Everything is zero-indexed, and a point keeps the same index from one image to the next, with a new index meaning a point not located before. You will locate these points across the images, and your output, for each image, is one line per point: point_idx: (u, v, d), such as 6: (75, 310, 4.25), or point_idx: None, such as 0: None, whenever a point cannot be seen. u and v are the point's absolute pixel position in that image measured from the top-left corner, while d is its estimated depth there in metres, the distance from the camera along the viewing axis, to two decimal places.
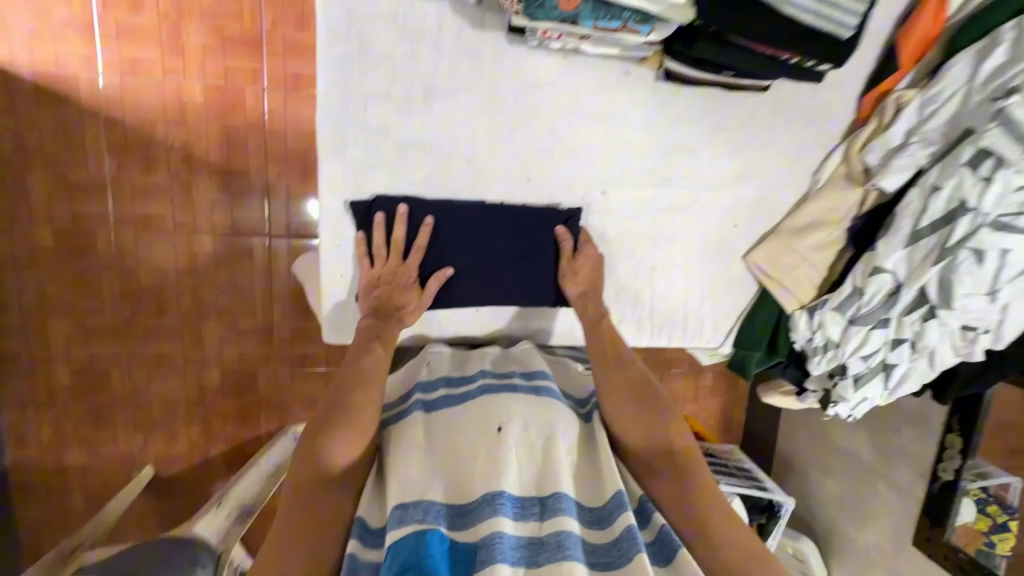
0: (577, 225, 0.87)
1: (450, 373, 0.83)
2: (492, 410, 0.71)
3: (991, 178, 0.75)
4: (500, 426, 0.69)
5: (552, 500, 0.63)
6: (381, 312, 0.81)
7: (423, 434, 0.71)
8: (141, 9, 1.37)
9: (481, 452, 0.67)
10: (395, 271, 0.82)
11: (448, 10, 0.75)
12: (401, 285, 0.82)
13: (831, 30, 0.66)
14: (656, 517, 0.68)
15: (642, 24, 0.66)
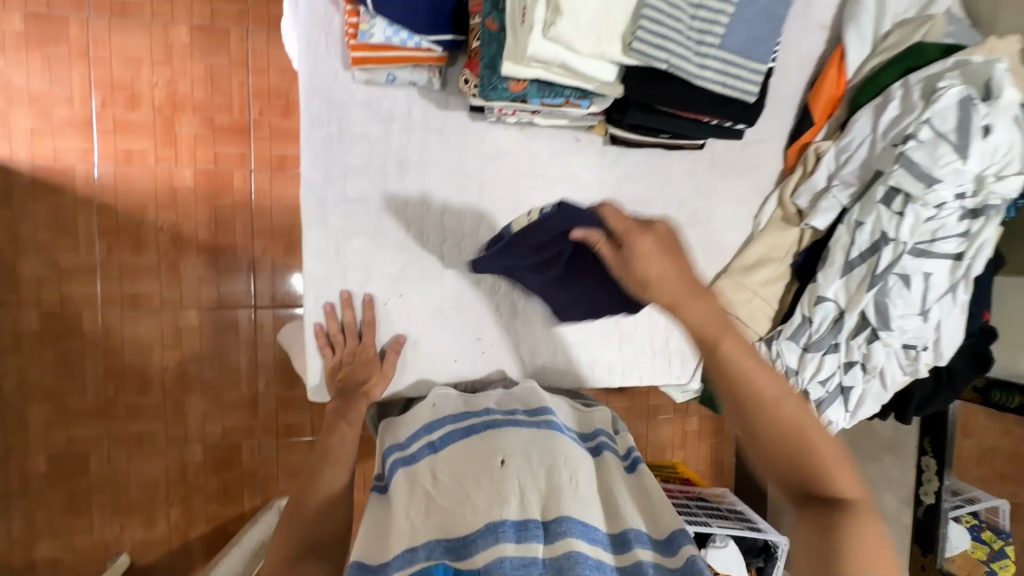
0: (584, 218, 0.64)
1: (456, 413, 0.84)
2: (496, 447, 0.73)
3: (903, 213, 0.85)
4: (504, 459, 0.71)
5: (556, 524, 0.62)
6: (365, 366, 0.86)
7: (431, 474, 0.72)
8: (137, 106, 1.49)
9: (489, 486, 0.68)
10: (355, 350, 0.87)
11: (417, 96, 0.86)
12: (363, 363, 0.87)
13: (740, 96, 0.73)
14: (686, 548, 0.63)
15: (582, 99, 0.76)
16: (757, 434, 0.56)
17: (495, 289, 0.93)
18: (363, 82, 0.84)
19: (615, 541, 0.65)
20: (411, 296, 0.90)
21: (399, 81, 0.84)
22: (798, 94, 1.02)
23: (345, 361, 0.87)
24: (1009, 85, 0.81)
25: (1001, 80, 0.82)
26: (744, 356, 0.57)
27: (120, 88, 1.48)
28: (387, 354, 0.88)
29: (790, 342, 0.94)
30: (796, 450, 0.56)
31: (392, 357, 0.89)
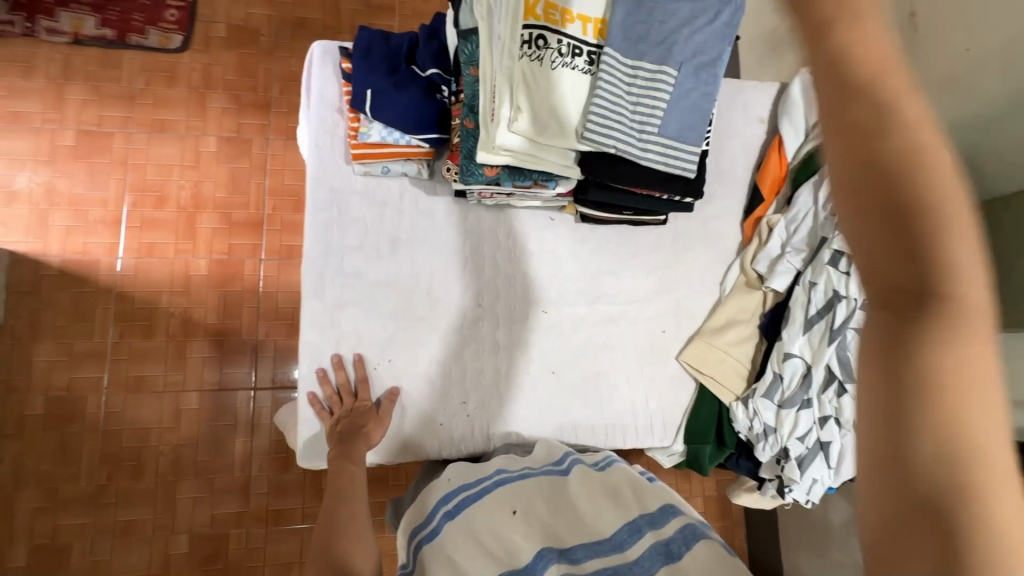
0: None
1: (469, 477, 0.86)
2: (504, 502, 0.81)
3: (849, 272, 0.93)
4: (514, 509, 0.80)
5: (571, 549, 0.73)
6: (363, 422, 0.89)
7: (451, 539, 0.76)
8: (164, 206, 1.66)
9: (510, 536, 0.76)
10: (352, 407, 0.90)
11: (408, 183, 1.00)
12: (360, 416, 0.90)
13: (682, 172, 0.84)
14: (677, 520, 0.75)
15: (548, 181, 0.88)
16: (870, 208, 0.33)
17: (479, 353, 0.99)
18: (362, 174, 0.97)
19: (628, 528, 0.75)
20: (399, 361, 0.96)
21: (393, 172, 0.98)
22: (747, 175, 1.16)
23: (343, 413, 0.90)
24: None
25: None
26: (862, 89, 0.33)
27: (150, 190, 1.66)
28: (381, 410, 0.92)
29: (765, 400, 0.97)
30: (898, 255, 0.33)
31: (386, 415, 0.92)
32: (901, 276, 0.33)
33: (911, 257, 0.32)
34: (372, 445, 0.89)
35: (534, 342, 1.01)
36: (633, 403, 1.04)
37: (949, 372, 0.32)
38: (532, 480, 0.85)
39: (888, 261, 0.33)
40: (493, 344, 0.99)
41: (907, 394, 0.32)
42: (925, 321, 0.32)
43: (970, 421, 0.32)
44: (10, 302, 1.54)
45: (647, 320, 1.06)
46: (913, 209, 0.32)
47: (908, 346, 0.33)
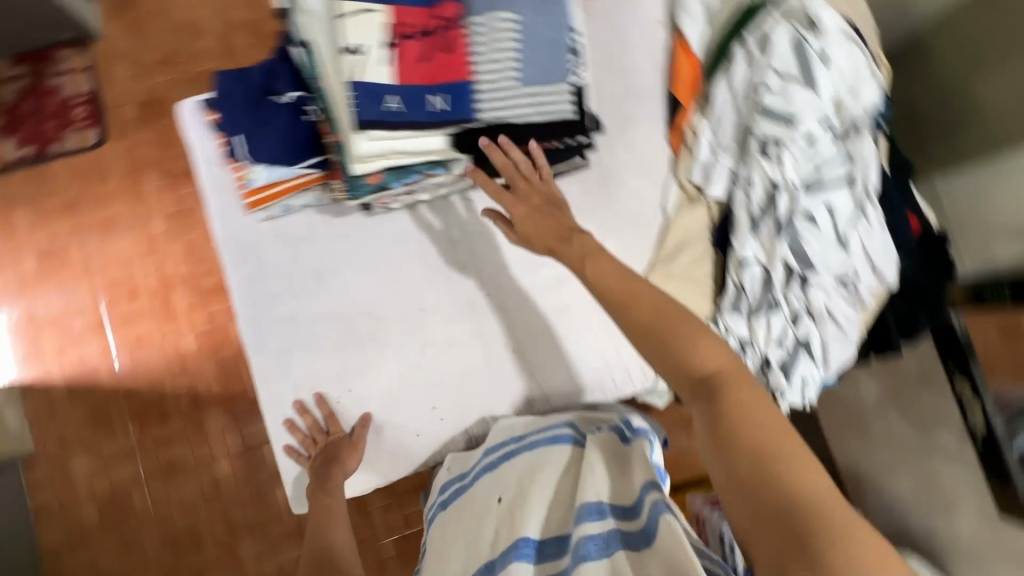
0: None
1: (464, 466, 0.95)
2: (494, 488, 0.87)
3: (781, 156, 0.86)
4: (502, 497, 0.85)
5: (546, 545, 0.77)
6: (337, 452, 0.92)
7: (449, 526, 0.88)
8: (137, 297, 1.71)
9: (494, 525, 0.82)
10: (326, 443, 0.93)
11: (314, 213, 0.97)
12: (335, 453, 0.91)
13: (560, 115, 0.76)
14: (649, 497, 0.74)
15: (436, 168, 0.84)
16: (667, 344, 0.71)
17: (436, 356, 0.97)
18: (265, 219, 0.96)
19: (591, 509, 0.77)
20: (359, 388, 0.96)
21: (294, 207, 0.96)
22: (660, 83, 1.07)
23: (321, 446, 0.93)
24: (824, 12, 0.86)
25: (815, 11, 0.86)
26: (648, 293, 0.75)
27: (121, 287, 1.71)
28: (358, 437, 0.93)
29: (734, 314, 0.92)
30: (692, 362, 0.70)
31: (361, 441, 0.94)
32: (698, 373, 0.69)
33: (695, 363, 0.70)
34: (348, 471, 0.92)
35: (486, 326, 0.99)
36: (606, 355, 1.00)
37: (734, 409, 0.66)
38: (521, 461, 0.88)
39: (690, 367, 0.70)
40: (447, 342, 0.98)
41: (721, 430, 0.66)
42: (714, 390, 0.68)
43: (759, 431, 0.65)
44: (35, 430, 1.64)
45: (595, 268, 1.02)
46: (686, 344, 0.71)
47: (711, 408, 0.67)
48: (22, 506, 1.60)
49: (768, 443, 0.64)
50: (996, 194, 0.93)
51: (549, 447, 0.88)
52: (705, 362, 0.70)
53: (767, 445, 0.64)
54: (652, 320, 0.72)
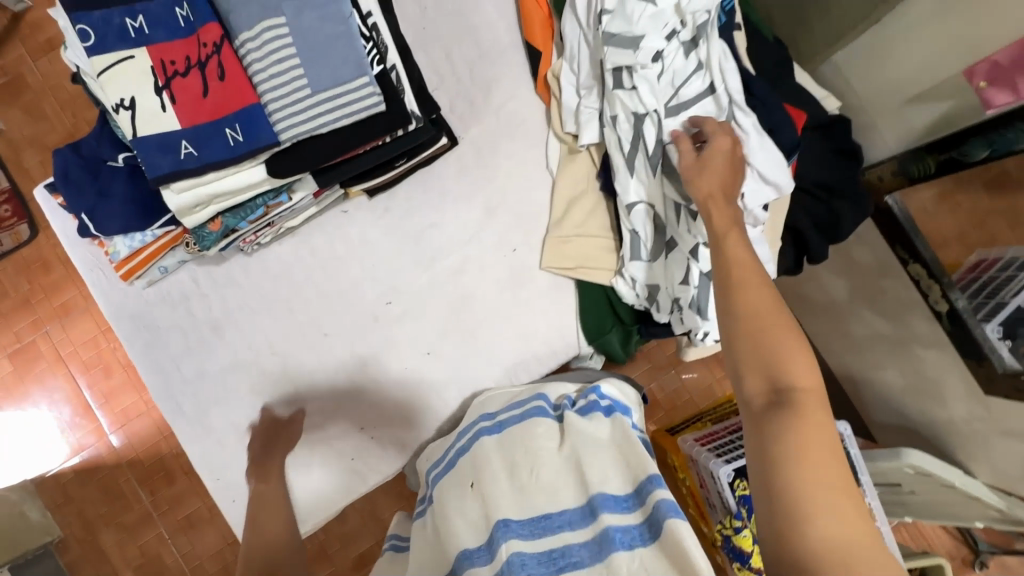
0: None
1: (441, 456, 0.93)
2: (465, 472, 0.84)
3: (636, 85, 0.78)
4: (473, 483, 0.82)
5: (519, 525, 0.75)
6: (277, 436, 0.92)
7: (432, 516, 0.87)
8: (113, 373, 1.77)
9: (469, 514, 0.80)
10: (269, 424, 0.93)
11: (194, 267, 0.95)
12: (277, 428, 0.92)
13: (366, 112, 0.69)
14: (657, 493, 0.71)
15: (279, 196, 0.80)
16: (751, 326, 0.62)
17: (352, 377, 0.96)
18: (147, 286, 0.94)
19: (579, 512, 0.76)
20: (286, 428, 0.95)
21: (171, 266, 0.93)
22: (514, 35, 0.98)
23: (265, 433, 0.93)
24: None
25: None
26: (735, 274, 0.65)
27: (95, 367, 1.77)
28: (293, 423, 0.93)
29: (635, 261, 0.87)
30: (773, 360, 0.60)
31: (298, 425, 0.93)
32: (776, 374, 0.59)
33: (781, 364, 0.59)
34: (286, 449, 0.92)
35: (396, 336, 0.96)
36: (523, 335, 0.97)
37: (802, 424, 0.56)
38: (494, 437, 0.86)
39: (768, 362, 0.60)
40: (359, 361, 0.96)
41: (786, 452, 0.55)
42: (786, 398, 0.58)
43: (821, 457, 0.54)
44: (56, 517, 1.73)
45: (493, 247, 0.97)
46: (770, 339, 0.61)
47: (781, 419, 0.56)
48: None
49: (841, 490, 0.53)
50: (895, 57, 0.84)
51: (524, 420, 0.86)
52: (790, 368, 0.59)
53: (828, 476, 0.53)
54: (732, 298, 0.64)
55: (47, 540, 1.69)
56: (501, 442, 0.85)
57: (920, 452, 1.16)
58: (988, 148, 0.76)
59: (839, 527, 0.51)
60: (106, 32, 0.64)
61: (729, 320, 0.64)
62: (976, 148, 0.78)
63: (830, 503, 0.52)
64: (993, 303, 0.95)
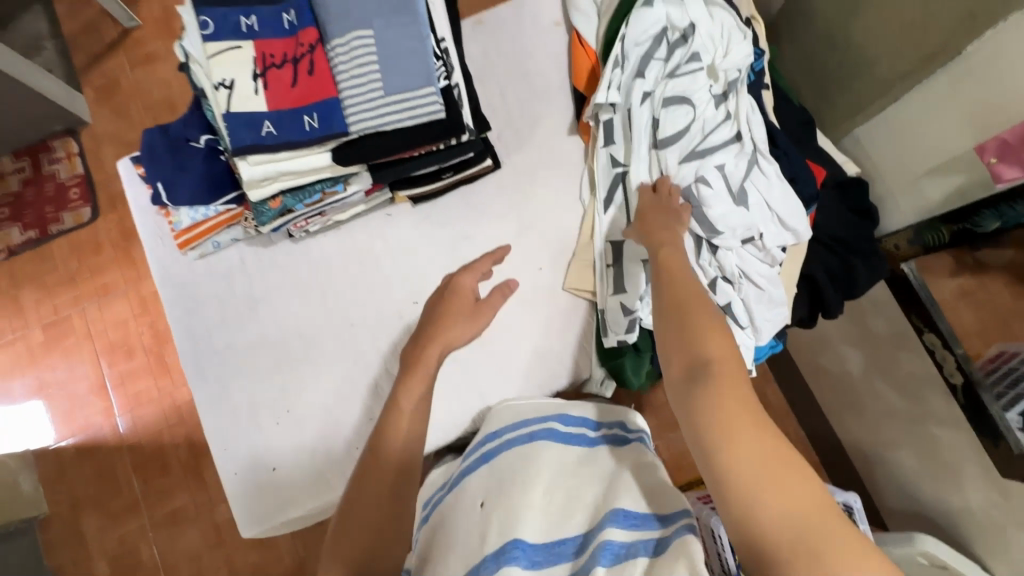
0: None
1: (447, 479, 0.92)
2: (472, 494, 0.82)
3: (668, 128, 0.86)
4: (482, 501, 0.80)
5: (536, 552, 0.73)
6: (455, 298, 0.93)
7: (430, 539, 0.83)
8: (134, 356, 1.82)
9: (470, 529, 0.77)
10: (453, 286, 0.94)
11: (244, 246, 1.02)
12: (462, 295, 0.93)
13: (426, 116, 0.78)
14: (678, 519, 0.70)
15: (336, 185, 0.88)
16: (679, 320, 0.69)
17: (372, 368, 0.99)
18: (199, 258, 1.02)
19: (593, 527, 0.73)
20: (298, 409, 0.97)
21: (224, 242, 1.01)
22: (564, 80, 1.10)
23: (440, 293, 0.94)
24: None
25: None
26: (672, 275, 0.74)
27: (118, 347, 1.83)
28: (487, 301, 0.95)
29: None
30: (693, 344, 0.66)
31: (488, 304, 0.94)
32: (697, 354, 0.66)
33: (697, 346, 0.66)
34: (457, 325, 0.90)
35: None
36: (539, 350, 1.00)
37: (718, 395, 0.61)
38: (498, 461, 0.85)
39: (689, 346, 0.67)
40: (380, 353, 1.00)
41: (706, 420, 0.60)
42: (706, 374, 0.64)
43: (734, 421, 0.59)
44: (48, 493, 1.74)
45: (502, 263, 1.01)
46: (694, 327, 0.68)
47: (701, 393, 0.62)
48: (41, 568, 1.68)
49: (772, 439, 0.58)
50: (910, 135, 0.90)
51: (540, 439, 0.86)
52: (707, 346, 0.66)
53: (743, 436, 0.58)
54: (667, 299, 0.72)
55: (34, 514, 1.69)
56: (510, 457, 0.84)
57: (934, 538, 1.11)
58: (999, 220, 0.81)
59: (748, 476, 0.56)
60: (221, 25, 0.76)
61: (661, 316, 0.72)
62: (987, 220, 0.83)
63: (759, 459, 0.56)
64: (1011, 394, 0.92)
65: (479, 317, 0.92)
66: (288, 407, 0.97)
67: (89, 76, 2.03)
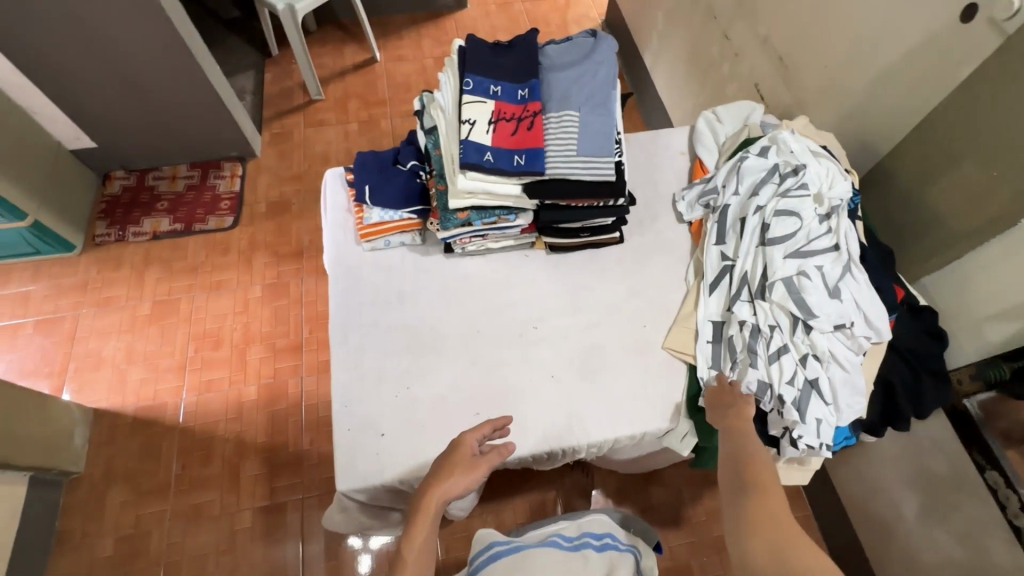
0: None
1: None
2: None
3: (778, 232, 1.08)
4: None
5: None
6: (447, 463, 0.94)
7: None
8: (221, 347, 1.97)
9: None
10: (446, 455, 0.96)
11: (406, 250, 1.25)
12: (461, 456, 0.95)
13: (601, 175, 1.05)
14: None
15: (509, 214, 1.12)
16: (734, 439, 0.96)
17: (486, 370, 1.13)
18: (369, 249, 1.24)
19: None
20: (417, 388, 1.09)
21: (393, 243, 1.24)
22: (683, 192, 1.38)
23: (444, 450, 0.97)
24: (793, 142, 1.17)
25: (786, 142, 1.17)
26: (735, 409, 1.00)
27: (209, 336, 1.99)
28: (480, 462, 0.95)
29: (753, 354, 1.04)
30: (743, 454, 0.93)
31: (483, 463, 0.95)
32: (743, 460, 0.93)
33: (742, 455, 0.93)
34: (453, 489, 0.92)
35: (531, 353, 1.15)
36: (632, 393, 1.12)
37: (753, 489, 0.89)
38: (505, 560, 1.03)
39: (739, 454, 0.94)
40: (496, 359, 1.14)
41: (740, 506, 0.88)
42: (746, 475, 0.91)
43: (761, 509, 0.86)
44: (90, 454, 1.77)
45: (504, 432, 1.03)
46: (744, 443, 0.95)
47: (743, 486, 0.90)
48: (51, 528, 1.65)
49: (787, 532, 0.83)
50: (976, 284, 1.10)
51: (539, 546, 1.06)
52: (754, 457, 0.92)
53: (765, 519, 0.85)
54: (731, 423, 0.99)
55: (71, 470, 1.71)
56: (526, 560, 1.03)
57: None
58: None
59: (764, 543, 0.83)
60: (477, 86, 1.07)
61: (726, 431, 0.99)
62: None
63: (772, 544, 0.83)
64: None
65: (475, 471, 0.93)
66: (408, 385, 1.10)
67: (270, 124, 2.51)
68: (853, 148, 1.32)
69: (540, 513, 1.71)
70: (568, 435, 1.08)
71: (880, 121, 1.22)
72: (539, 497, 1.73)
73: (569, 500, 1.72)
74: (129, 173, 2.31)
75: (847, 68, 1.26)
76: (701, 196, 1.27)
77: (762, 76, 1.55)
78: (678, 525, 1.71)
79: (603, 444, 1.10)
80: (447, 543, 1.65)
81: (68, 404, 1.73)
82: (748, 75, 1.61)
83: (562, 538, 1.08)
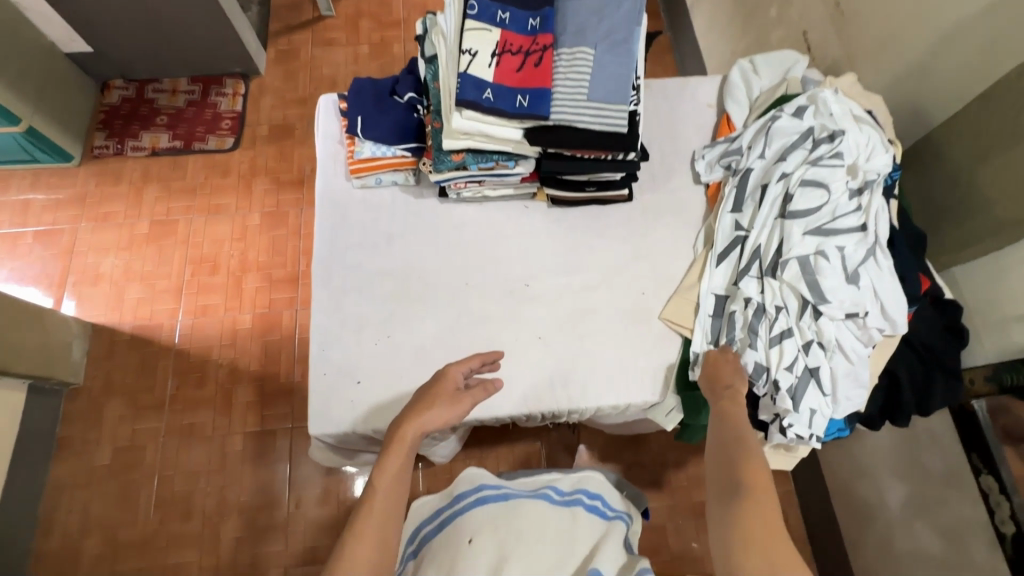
0: None
1: (440, 506, 1.08)
2: (463, 528, 1.01)
3: (801, 205, 0.98)
4: (471, 538, 0.99)
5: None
6: (434, 389, 0.92)
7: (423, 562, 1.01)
8: (218, 273, 1.95)
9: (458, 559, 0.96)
10: (436, 381, 0.93)
11: (398, 190, 1.17)
12: (449, 383, 0.93)
13: (611, 126, 0.95)
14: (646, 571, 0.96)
15: (508, 160, 1.03)
16: (728, 433, 0.88)
17: (471, 324, 1.08)
18: (359, 186, 1.17)
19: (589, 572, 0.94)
20: (398, 337, 1.06)
21: (385, 182, 1.16)
22: None
23: (430, 379, 0.94)
24: (834, 103, 1.03)
25: (826, 103, 1.04)
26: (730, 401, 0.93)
27: (206, 261, 1.97)
28: (465, 394, 0.93)
29: (753, 335, 0.98)
30: (738, 450, 0.85)
31: (467, 397, 0.93)
32: (737, 457, 0.84)
33: (737, 457, 0.84)
34: (434, 417, 0.89)
35: (519, 311, 1.10)
36: (621, 362, 1.08)
37: (748, 487, 0.81)
38: (490, 506, 1.03)
39: (733, 449, 0.86)
40: (482, 315, 1.09)
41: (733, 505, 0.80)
42: (741, 473, 0.82)
43: (755, 512, 0.78)
44: (89, 367, 1.81)
45: (495, 365, 1.03)
46: (739, 439, 0.86)
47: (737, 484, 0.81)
48: (52, 433, 1.72)
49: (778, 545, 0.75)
50: (1013, 280, 1.00)
51: (527, 496, 1.06)
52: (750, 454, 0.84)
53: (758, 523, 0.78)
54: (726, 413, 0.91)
55: (70, 381, 1.76)
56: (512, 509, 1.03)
57: None
58: None
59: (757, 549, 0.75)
60: (483, 12, 0.95)
61: (720, 421, 0.91)
62: None
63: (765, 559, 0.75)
64: None
65: (455, 406, 0.90)
66: (389, 334, 1.06)
67: (276, 40, 2.36)
68: (903, 116, 1.18)
69: (524, 464, 1.72)
70: (549, 398, 1.05)
71: (945, 86, 1.07)
72: (524, 449, 1.74)
73: (553, 455, 1.73)
74: (129, 84, 2.21)
75: (913, 21, 1.10)
76: (722, 157, 1.15)
77: (812, 22, 1.37)
78: (659, 487, 1.72)
79: (584, 411, 1.06)
80: (428, 483, 1.69)
81: (65, 318, 1.75)
82: (797, 21, 1.42)
83: (553, 492, 1.08)
